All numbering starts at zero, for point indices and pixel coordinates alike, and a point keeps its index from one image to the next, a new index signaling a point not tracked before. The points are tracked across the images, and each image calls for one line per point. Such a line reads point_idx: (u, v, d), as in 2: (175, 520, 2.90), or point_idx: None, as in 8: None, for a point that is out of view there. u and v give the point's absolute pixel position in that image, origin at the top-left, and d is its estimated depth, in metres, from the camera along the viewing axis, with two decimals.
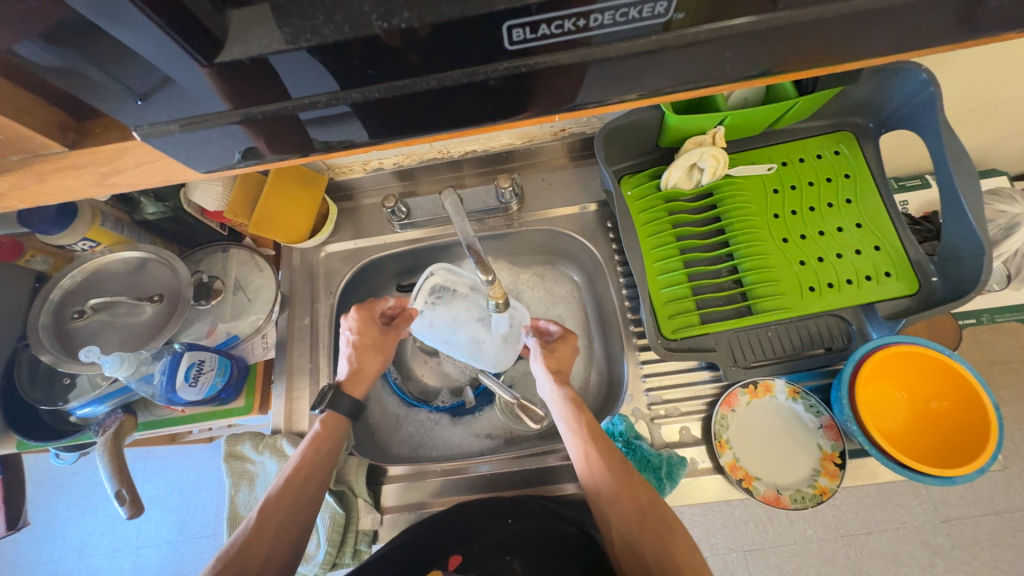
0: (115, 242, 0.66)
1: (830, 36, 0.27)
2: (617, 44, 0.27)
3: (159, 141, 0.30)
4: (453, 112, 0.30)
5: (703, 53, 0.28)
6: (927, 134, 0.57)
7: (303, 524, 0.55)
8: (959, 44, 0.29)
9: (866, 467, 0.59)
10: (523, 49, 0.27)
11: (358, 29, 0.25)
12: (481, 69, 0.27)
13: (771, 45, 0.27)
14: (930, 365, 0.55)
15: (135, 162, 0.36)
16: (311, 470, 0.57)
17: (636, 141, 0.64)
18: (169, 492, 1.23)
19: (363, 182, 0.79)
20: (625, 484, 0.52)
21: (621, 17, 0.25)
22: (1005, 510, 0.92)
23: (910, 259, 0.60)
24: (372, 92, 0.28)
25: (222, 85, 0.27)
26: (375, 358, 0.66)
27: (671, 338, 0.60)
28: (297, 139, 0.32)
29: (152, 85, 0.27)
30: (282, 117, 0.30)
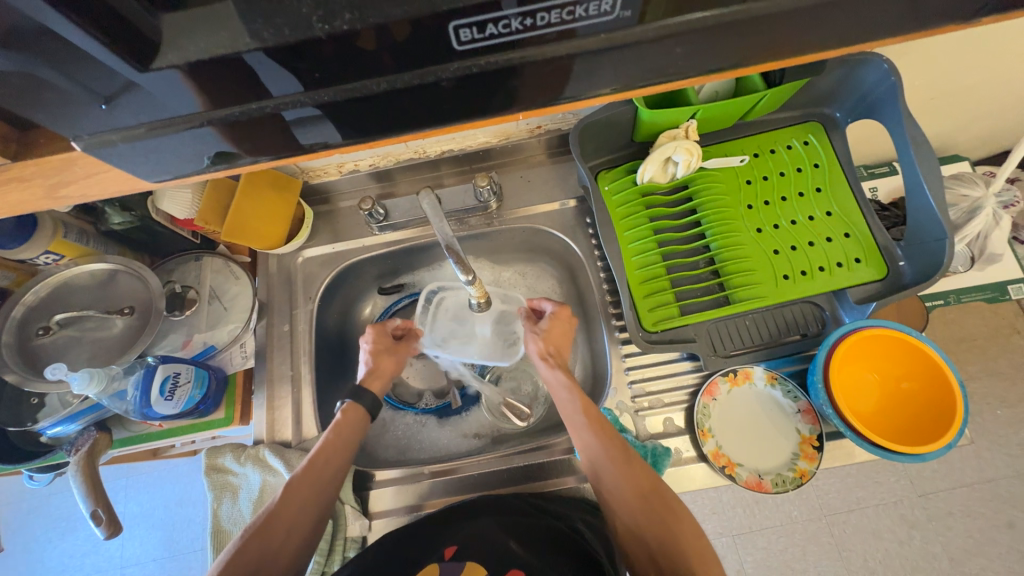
0: (81, 255, 0.63)
1: (779, 30, 0.28)
2: (565, 43, 0.27)
3: (102, 152, 0.29)
4: (409, 113, 0.30)
5: (656, 50, 0.28)
6: (889, 122, 0.59)
7: (317, 518, 0.54)
8: (904, 35, 0.30)
9: (843, 448, 0.60)
10: (472, 50, 0.26)
11: (300, 31, 0.24)
12: (432, 69, 0.27)
13: (721, 41, 0.28)
14: (899, 347, 0.57)
15: (84, 173, 0.35)
16: (329, 455, 0.56)
17: (611, 136, 0.64)
18: (153, 509, 1.20)
19: (340, 185, 0.78)
20: (637, 476, 0.52)
21: (569, 15, 0.25)
22: (976, 481, 0.96)
23: (878, 245, 0.62)
24: (323, 95, 0.28)
25: (165, 92, 0.26)
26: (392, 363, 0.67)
27: (652, 330, 0.61)
28: (251, 146, 0.31)
29: (97, 94, 0.26)
30: (232, 125, 0.29)
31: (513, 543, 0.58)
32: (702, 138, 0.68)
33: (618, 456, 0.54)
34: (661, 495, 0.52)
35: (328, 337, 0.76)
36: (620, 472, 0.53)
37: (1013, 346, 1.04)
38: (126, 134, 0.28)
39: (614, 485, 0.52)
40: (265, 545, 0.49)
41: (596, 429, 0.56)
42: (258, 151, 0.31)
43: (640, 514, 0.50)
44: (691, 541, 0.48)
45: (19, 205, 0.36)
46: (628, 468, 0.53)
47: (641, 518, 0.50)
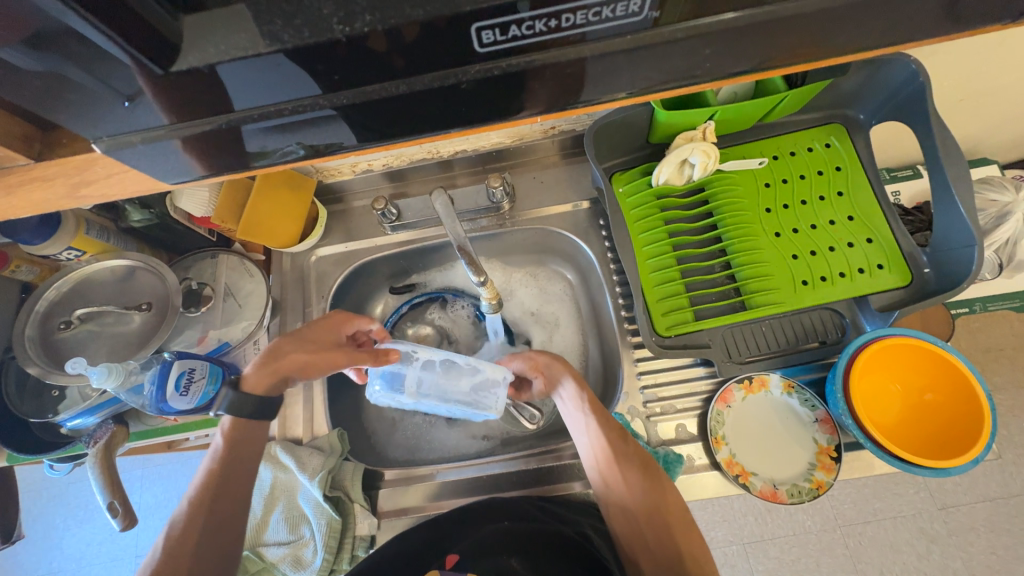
0: (101, 251, 0.65)
1: (810, 31, 0.27)
2: (589, 43, 0.26)
3: (120, 153, 0.29)
4: (428, 114, 0.29)
5: (681, 52, 0.27)
6: (917, 125, 0.57)
7: (224, 550, 0.48)
8: (942, 37, 0.29)
9: (862, 459, 0.59)
10: (494, 51, 0.26)
11: (319, 33, 0.24)
12: (452, 72, 0.27)
13: (749, 42, 0.27)
14: (923, 357, 0.55)
15: (104, 173, 0.35)
16: (221, 481, 0.50)
17: (627, 137, 0.64)
18: (167, 500, 1.22)
19: (353, 185, 0.78)
20: (631, 453, 0.53)
21: (594, 16, 0.25)
22: (1000, 496, 0.93)
23: (903, 251, 0.60)
24: (341, 98, 0.28)
25: (185, 94, 0.27)
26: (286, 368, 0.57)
27: (665, 335, 0.60)
28: (268, 147, 0.31)
29: (119, 92, 0.26)
30: (249, 127, 0.29)
31: (513, 558, 0.54)
32: (720, 139, 0.66)
33: (614, 430, 0.54)
34: (652, 469, 0.52)
35: None
36: (617, 447, 0.53)
37: None
38: (144, 136, 0.29)
39: (613, 474, 0.52)
40: None
41: (595, 407, 0.56)
42: (275, 153, 0.31)
43: (640, 510, 0.50)
44: (686, 531, 0.50)
45: (42, 203, 0.37)
46: (622, 443, 0.53)
47: (632, 493, 0.51)
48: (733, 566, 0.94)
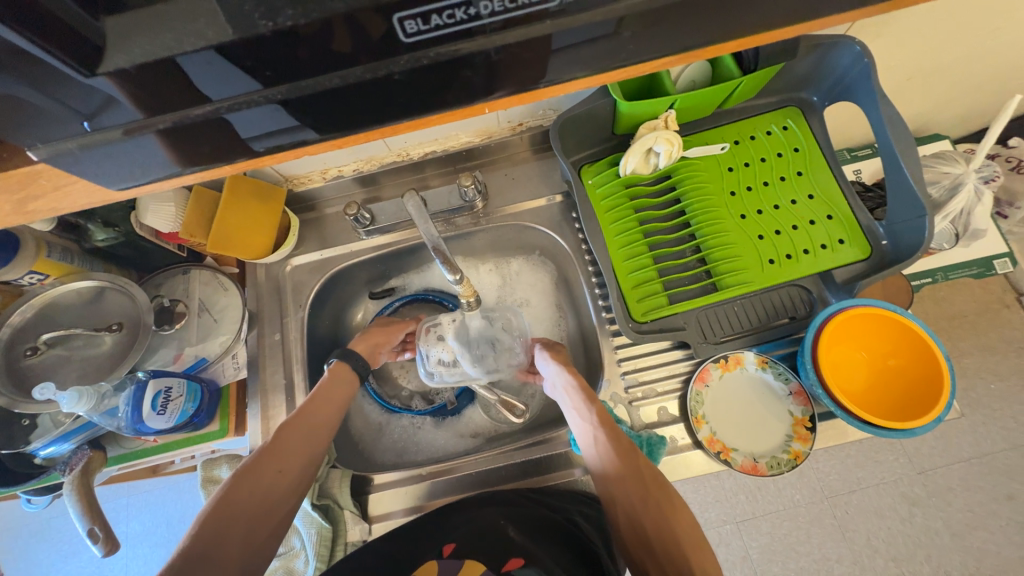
0: (66, 273, 0.63)
1: (724, 8, 0.28)
2: (510, 30, 0.27)
3: (63, 162, 0.29)
4: (368, 107, 0.30)
5: (605, 33, 0.28)
6: (865, 104, 0.59)
7: (304, 467, 0.53)
8: (849, 10, 0.31)
9: (835, 427, 0.61)
10: (419, 41, 0.26)
11: (245, 30, 0.24)
12: (383, 63, 0.27)
13: (669, 22, 0.28)
14: (885, 325, 0.57)
15: (50, 187, 0.34)
16: (320, 403, 0.57)
17: (592, 130, 0.65)
18: (156, 526, 1.19)
19: (324, 192, 0.77)
20: (642, 470, 0.51)
21: (511, 3, 0.25)
22: (973, 456, 0.97)
23: (861, 225, 0.62)
24: (277, 93, 0.28)
25: (115, 96, 0.26)
26: (374, 341, 0.69)
27: (641, 321, 0.61)
28: (209, 149, 0.31)
29: (79, 113, 0.27)
30: (188, 125, 0.29)
31: (504, 519, 0.58)
32: (682, 127, 0.68)
33: (627, 449, 0.53)
34: (664, 489, 0.50)
35: (319, 344, 0.77)
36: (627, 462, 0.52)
37: (1003, 321, 1.05)
38: (82, 142, 0.28)
39: (618, 476, 0.51)
40: (257, 483, 0.49)
41: (609, 429, 0.55)
42: (218, 153, 0.31)
43: (652, 512, 0.48)
44: (694, 538, 0.47)
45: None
46: (632, 460, 0.52)
47: (642, 509, 0.49)
48: (727, 544, 0.97)
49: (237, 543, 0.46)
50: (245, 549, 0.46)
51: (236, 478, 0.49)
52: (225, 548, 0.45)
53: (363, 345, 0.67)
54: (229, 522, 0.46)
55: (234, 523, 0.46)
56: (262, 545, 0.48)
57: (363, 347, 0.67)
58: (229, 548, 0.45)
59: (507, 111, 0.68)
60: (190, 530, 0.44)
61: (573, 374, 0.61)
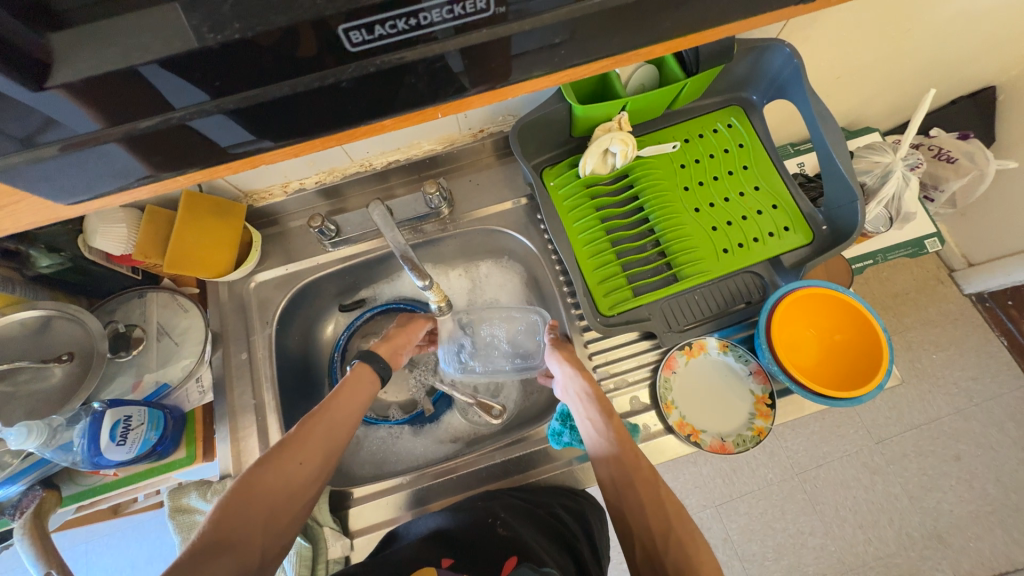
0: (7, 304, 0.59)
1: (649, 14, 0.30)
2: (450, 39, 0.28)
3: (8, 178, 0.28)
4: (320, 114, 0.31)
5: (542, 39, 0.30)
6: (799, 101, 0.64)
7: (327, 459, 0.54)
8: (763, 13, 0.34)
9: (792, 402, 0.65)
10: (366, 50, 0.27)
11: (192, 43, 0.25)
12: (331, 72, 0.28)
13: (600, 27, 0.30)
14: (831, 303, 0.61)
15: None
16: (346, 398, 0.58)
17: (550, 134, 0.67)
18: (120, 571, 1.12)
19: (287, 206, 0.76)
20: (661, 503, 0.49)
21: (449, 13, 0.26)
22: (923, 423, 1.04)
23: (803, 213, 0.67)
24: (229, 103, 0.28)
25: (65, 108, 0.26)
26: (395, 342, 0.68)
27: (609, 314, 0.64)
28: (161, 159, 0.31)
29: (23, 131, 0.26)
30: (140, 137, 0.29)
31: (494, 516, 0.56)
32: (636, 128, 0.72)
33: (648, 479, 0.51)
34: (684, 523, 0.48)
35: (289, 361, 0.75)
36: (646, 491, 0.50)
37: (940, 296, 1.14)
38: (28, 157, 0.28)
39: (635, 500, 0.50)
40: (279, 473, 0.50)
41: (626, 449, 0.53)
42: (172, 164, 0.31)
43: (670, 543, 0.47)
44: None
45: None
46: (653, 489, 0.50)
47: (663, 546, 0.46)
48: (708, 529, 1.01)
49: (258, 529, 0.47)
50: (265, 535, 0.47)
51: (258, 465, 0.50)
52: (248, 534, 0.46)
53: (385, 347, 0.66)
54: (251, 508, 0.47)
55: (255, 509, 0.47)
56: (282, 531, 0.49)
57: (384, 350, 0.66)
58: (251, 532, 0.46)
59: (468, 117, 0.69)
60: (214, 511, 0.46)
61: (587, 379, 0.59)
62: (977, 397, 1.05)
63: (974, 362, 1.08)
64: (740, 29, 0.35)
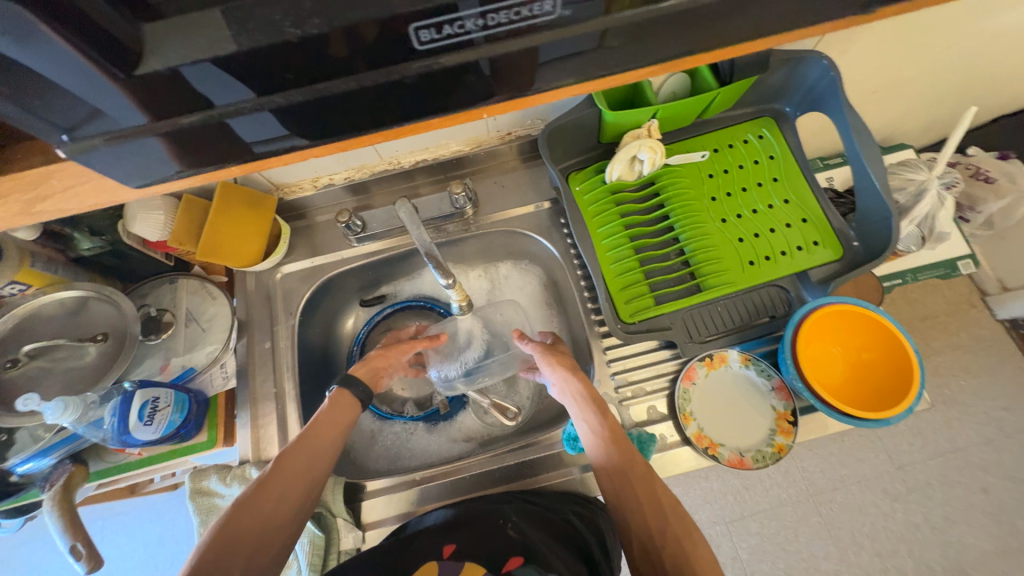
0: (49, 283, 0.61)
1: (706, 23, 0.30)
2: (512, 40, 0.28)
3: (84, 157, 0.30)
4: (374, 110, 0.31)
5: (591, 47, 0.30)
6: (835, 114, 0.63)
7: (307, 492, 0.53)
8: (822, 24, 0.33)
9: (817, 421, 0.63)
10: (432, 49, 0.28)
11: (272, 35, 0.25)
12: (396, 69, 0.29)
13: (655, 34, 0.30)
14: (860, 321, 0.60)
15: (62, 187, 0.36)
16: (324, 425, 0.57)
17: (579, 138, 0.67)
18: (134, 549, 1.15)
19: (316, 201, 0.78)
20: (660, 501, 0.49)
21: (516, 15, 0.27)
22: (948, 451, 1.00)
23: (834, 228, 0.65)
24: (292, 96, 0.29)
25: (140, 96, 0.27)
26: (375, 366, 0.66)
27: (629, 321, 0.63)
28: (222, 147, 0.32)
29: (58, 126, 0.28)
30: (189, 127, 0.30)
31: (503, 517, 0.56)
32: (664, 136, 0.71)
33: (643, 471, 0.51)
34: (684, 522, 0.48)
35: (310, 353, 0.76)
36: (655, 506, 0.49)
37: (971, 321, 1.10)
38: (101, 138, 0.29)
39: (631, 500, 0.50)
40: (258, 510, 0.49)
41: (622, 448, 0.53)
42: (232, 153, 0.33)
43: (670, 542, 0.46)
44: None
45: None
46: (650, 486, 0.50)
47: (662, 543, 0.46)
48: (717, 546, 0.99)
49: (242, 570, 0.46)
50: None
51: (234, 509, 0.48)
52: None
53: (364, 370, 0.65)
54: (231, 549, 0.46)
55: (236, 549, 0.46)
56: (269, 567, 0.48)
57: (363, 373, 0.65)
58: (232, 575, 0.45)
59: (497, 120, 0.70)
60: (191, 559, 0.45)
61: (582, 380, 0.58)
62: (1008, 427, 1.01)
63: (1007, 391, 1.04)
64: (793, 38, 0.35)
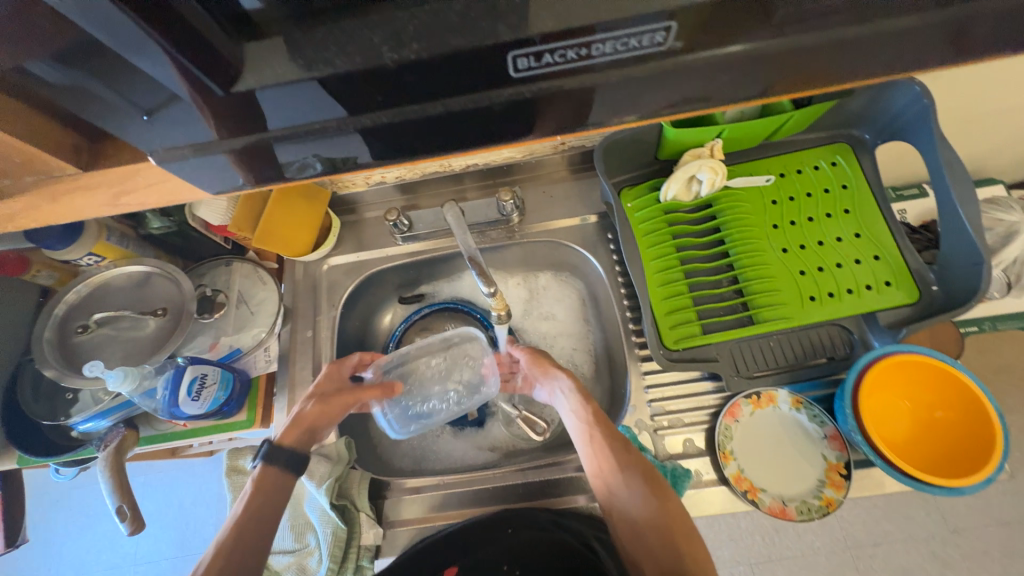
0: (120, 257, 0.67)
1: (803, 57, 0.28)
2: (607, 70, 0.28)
3: (171, 164, 0.31)
4: (451, 134, 0.31)
5: (674, 74, 0.29)
6: (922, 147, 0.57)
7: None
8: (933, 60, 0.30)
9: (872, 478, 0.58)
10: (527, 76, 0.28)
11: (370, 59, 0.26)
12: (489, 95, 0.28)
13: (745, 64, 0.28)
14: (934, 375, 0.55)
15: (149, 181, 0.39)
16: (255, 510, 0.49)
17: (636, 154, 0.65)
18: (168, 507, 1.22)
19: (366, 197, 0.80)
20: (639, 467, 0.52)
21: (622, 46, 0.26)
22: (1014, 520, 0.91)
23: (910, 269, 0.60)
24: (381, 117, 0.29)
25: (228, 101, 0.28)
26: (309, 424, 0.57)
27: (673, 348, 0.60)
28: (302, 159, 0.32)
29: (137, 106, 0.28)
30: (268, 146, 0.30)
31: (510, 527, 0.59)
32: (726, 157, 0.68)
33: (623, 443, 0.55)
34: (662, 488, 0.51)
35: (348, 345, 0.78)
36: (649, 510, 0.50)
37: None
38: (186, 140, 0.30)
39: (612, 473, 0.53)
40: None
41: (603, 425, 0.56)
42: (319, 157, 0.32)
43: (648, 508, 0.50)
44: (688, 533, 0.48)
45: (85, 207, 0.40)
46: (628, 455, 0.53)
47: (641, 507, 0.50)
48: None
49: None
50: None
51: None
52: None
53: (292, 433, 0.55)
54: None
55: None
56: None
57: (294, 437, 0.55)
58: None
59: None
60: None
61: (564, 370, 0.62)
62: None
63: None
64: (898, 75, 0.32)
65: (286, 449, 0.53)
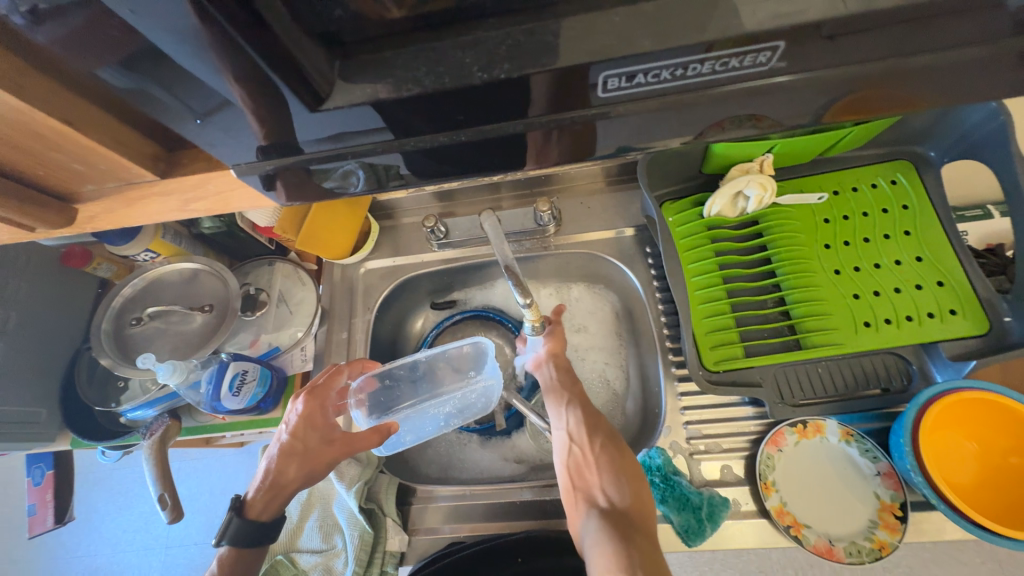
0: (173, 253, 0.70)
1: None
2: (699, 85, 0.29)
3: (249, 177, 0.35)
4: (496, 150, 0.34)
5: None
6: (995, 165, 0.54)
7: None
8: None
9: (931, 521, 0.53)
10: (617, 95, 0.30)
11: (460, 78, 0.28)
12: (571, 113, 0.31)
13: None
14: (1003, 415, 0.51)
15: (216, 189, 0.41)
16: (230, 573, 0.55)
17: (680, 168, 0.63)
18: (200, 495, 1.26)
19: (404, 203, 0.81)
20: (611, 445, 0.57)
21: (721, 66, 0.28)
22: None
23: (979, 297, 0.55)
24: (449, 135, 0.32)
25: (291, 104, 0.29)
26: (278, 482, 0.58)
27: (713, 370, 0.58)
28: (358, 167, 0.35)
29: (194, 110, 0.30)
30: (330, 153, 0.33)
31: (520, 556, 0.58)
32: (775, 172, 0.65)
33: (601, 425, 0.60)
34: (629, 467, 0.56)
35: (381, 347, 0.79)
36: (614, 478, 0.54)
37: None
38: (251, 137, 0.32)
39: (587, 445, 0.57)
40: None
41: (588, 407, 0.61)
42: (361, 164, 0.34)
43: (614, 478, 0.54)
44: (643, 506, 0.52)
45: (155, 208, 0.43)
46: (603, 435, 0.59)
47: (608, 475, 0.55)
48: None
49: None
50: None
51: None
52: None
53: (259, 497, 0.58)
54: None
55: None
56: None
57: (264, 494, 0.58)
58: None
59: None
60: None
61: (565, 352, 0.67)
62: None
63: None
64: (970, 95, 0.31)
65: (252, 516, 0.57)
